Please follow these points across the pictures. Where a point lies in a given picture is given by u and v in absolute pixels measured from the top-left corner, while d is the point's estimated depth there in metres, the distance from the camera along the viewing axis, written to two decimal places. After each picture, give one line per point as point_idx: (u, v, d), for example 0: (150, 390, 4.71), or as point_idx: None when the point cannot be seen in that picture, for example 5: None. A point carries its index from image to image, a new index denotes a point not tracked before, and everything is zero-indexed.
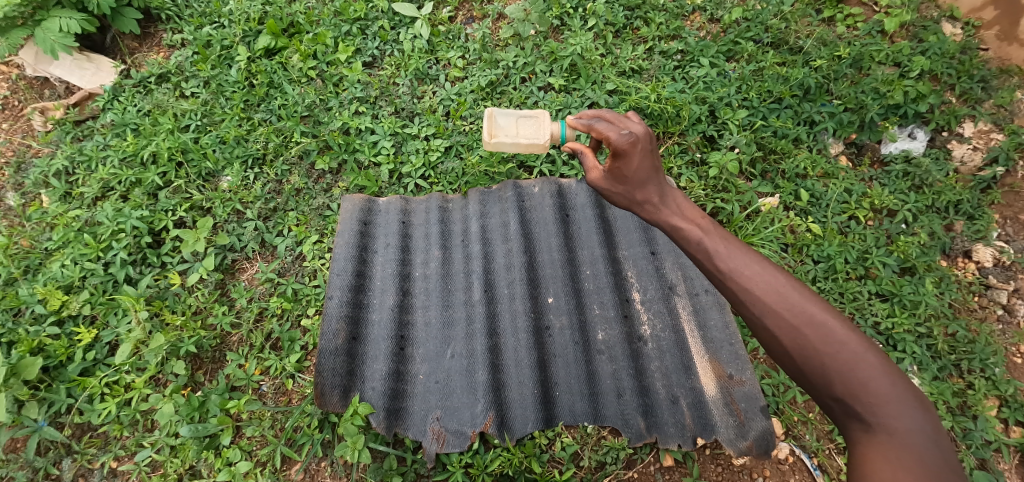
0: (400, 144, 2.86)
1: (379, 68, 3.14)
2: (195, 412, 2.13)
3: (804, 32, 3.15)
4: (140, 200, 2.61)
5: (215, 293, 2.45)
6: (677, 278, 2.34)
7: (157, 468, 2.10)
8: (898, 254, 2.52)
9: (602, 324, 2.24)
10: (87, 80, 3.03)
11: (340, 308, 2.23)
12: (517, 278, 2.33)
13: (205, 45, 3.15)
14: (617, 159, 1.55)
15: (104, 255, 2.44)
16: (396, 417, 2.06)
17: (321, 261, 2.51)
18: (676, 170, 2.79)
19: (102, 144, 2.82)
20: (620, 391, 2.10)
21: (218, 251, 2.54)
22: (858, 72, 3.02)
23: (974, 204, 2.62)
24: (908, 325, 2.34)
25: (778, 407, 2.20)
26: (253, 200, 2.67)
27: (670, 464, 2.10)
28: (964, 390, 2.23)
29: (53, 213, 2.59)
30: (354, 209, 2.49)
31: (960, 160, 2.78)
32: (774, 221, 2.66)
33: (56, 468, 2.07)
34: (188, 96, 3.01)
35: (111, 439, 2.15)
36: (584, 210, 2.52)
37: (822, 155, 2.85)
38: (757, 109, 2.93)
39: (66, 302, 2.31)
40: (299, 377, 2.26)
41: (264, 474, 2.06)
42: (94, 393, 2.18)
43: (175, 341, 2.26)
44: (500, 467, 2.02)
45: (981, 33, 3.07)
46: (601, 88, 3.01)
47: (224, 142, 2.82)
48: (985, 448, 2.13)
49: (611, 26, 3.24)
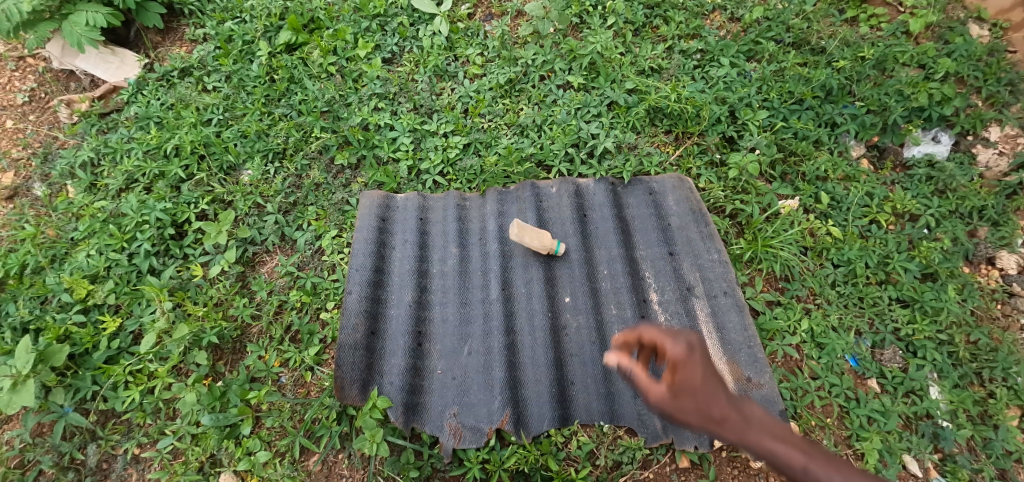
0: (419, 140, 2.86)
1: (398, 64, 3.15)
2: (216, 401, 2.16)
3: (827, 32, 3.10)
4: (164, 192, 2.65)
5: (235, 285, 2.48)
6: (695, 280, 2.35)
7: (178, 456, 2.14)
8: (920, 259, 2.49)
9: (619, 324, 2.25)
10: (112, 74, 3.09)
11: (359, 303, 2.25)
12: (534, 277, 2.34)
13: (227, 40, 3.18)
14: (678, 372, 1.28)
15: (129, 247, 2.49)
16: (414, 411, 2.09)
17: (340, 256, 2.53)
18: (695, 170, 2.77)
19: (127, 137, 2.87)
20: (636, 391, 2.11)
21: (239, 244, 2.58)
22: (881, 73, 2.97)
23: (999, 210, 2.58)
24: (929, 332, 2.32)
25: (795, 411, 2.20)
26: (273, 194, 2.69)
27: (686, 465, 2.09)
28: (986, 399, 2.20)
29: (78, 204, 2.64)
30: (373, 205, 2.53)
31: (985, 165, 2.74)
32: (794, 224, 2.63)
33: (81, 453, 2.12)
34: (210, 91, 3.05)
35: (134, 425, 2.19)
36: (602, 210, 2.53)
37: (843, 157, 2.81)
38: (778, 110, 2.90)
39: (91, 291, 2.35)
40: (318, 370, 2.28)
41: (283, 464, 2.08)
42: (119, 381, 2.22)
43: (198, 331, 2.28)
44: (516, 464, 2.00)
45: (1008, 35, 3.03)
46: (620, 87, 2.98)
47: (246, 136, 2.85)
48: (1007, 458, 2.09)
49: (631, 24, 3.22)
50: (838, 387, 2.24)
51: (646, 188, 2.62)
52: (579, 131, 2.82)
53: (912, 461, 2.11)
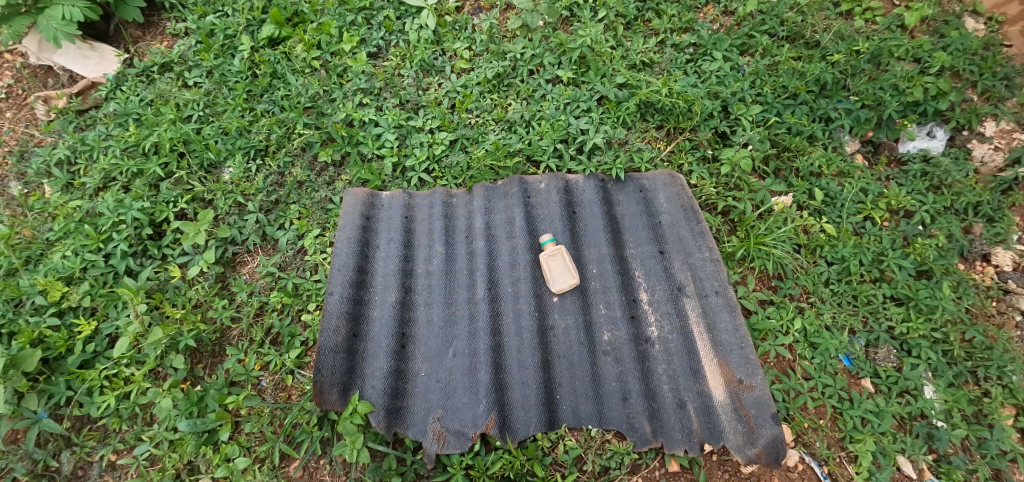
0: (404, 137, 2.80)
1: (384, 59, 3.08)
2: (193, 407, 2.10)
3: (821, 25, 3.04)
4: (142, 191, 2.58)
5: (215, 287, 2.42)
6: (686, 279, 2.30)
7: (156, 463, 2.08)
8: (915, 256, 2.44)
9: (607, 324, 2.19)
10: (91, 69, 3.01)
11: (341, 304, 2.20)
12: (521, 276, 2.28)
13: (208, 35, 3.10)
14: None
15: (105, 247, 2.41)
16: (396, 416, 2.03)
17: (322, 256, 2.47)
18: (687, 166, 2.71)
19: (105, 134, 2.79)
20: (625, 394, 2.06)
21: (219, 244, 2.51)
22: (876, 67, 2.91)
23: (995, 206, 2.53)
24: (924, 331, 2.27)
25: (787, 413, 2.16)
26: (255, 193, 2.63)
27: (676, 469, 2.05)
28: (980, 398, 2.16)
29: (54, 204, 2.56)
30: (357, 203, 2.47)
31: (981, 160, 2.69)
32: (787, 221, 2.58)
33: (55, 460, 2.06)
34: (190, 86, 2.97)
35: (110, 431, 2.13)
36: (591, 207, 2.47)
37: (837, 153, 2.77)
38: (771, 105, 2.84)
39: (66, 293, 2.28)
40: (298, 373, 2.23)
41: (262, 471, 2.03)
42: (94, 386, 2.15)
43: (175, 335, 2.22)
44: (501, 470, 1.97)
45: (1004, 29, 2.97)
46: (611, 82, 2.93)
47: (227, 133, 2.78)
48: (1001, 458, 2.06)
49: (622, 17, 3.16)
50: (830, 388, 2.20)
51: (637, 185, 2.57)
52: (568, 126, 2.76)
53: (906, 462, 2.08)
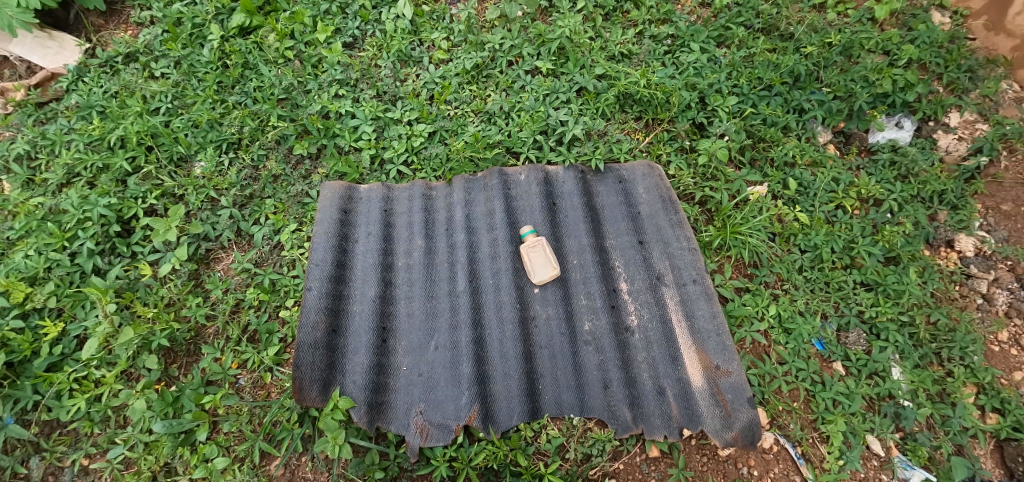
0: (382, 129, 2.76)
1: (359, 50, 3.02)
2: (169, 408, 2.05)
3: (795, 18, 3.09)
4: (108, 187, 2.49)
5: (188, 285, 2.35)
6: (665, 268, 2.33)
7: (131, 466, 2.03)
8: (883, 243, 2.51)
9: (588, 314, 2.21)
10: (50, 59, 2.88)
11: (320, 300, 2.16)
12: (502, 268, 2.28)
13: (175, 23, 3.00)
14: None
15: (70, 245, 2.33)
16: (378, 411, 2.02)
17: (300, 251, 2.43)
18: (665, 156, 2.73)
19: (67, 128, 2.68)
20: (606, 382, 2.09)
21: (192, 240, 2.44)
22: (847, 59, 2.96)
23: (958, 194, 2.62)
24: (892, 314, 2.35)
25: (763, 397, 2.21)
26: (227, 187, 2.56)
27: (656, 454, 2.09)
28: (944, 378, 2.25)
29: (13, 201, 2.45)
30: (334, 197, 2.43)
31: (946, 150, 2.78)
32: (762, 210, 2.62)
33: (24, 467, 2.00)
34: (158, 77, 2.87)
35: (81, 436, 2.07)
36: (571, 198, 2.48)
37: (810, 143, 2.83)
38: (747, 96, 2.88)
39: (30, 294, 2.20)
40: (277, 371, 2.19)
41: (242, 470, 2.00)
42: (62, 390, 2.08)
43: (147, 334, 2.17)
44: (484, 461, 1.99)
45: (968, 23, 3.05)
46: (590, 72, 2.92)
47: (197, 126, 2.70)
48: (963, 434, 2.14)
49: (601, 8, 3.16)
50: (803, 372, 2.26)
51: (616, 175, 2.58)
52: (548, 117, 2.76)
53: (874, 441, 2.16)
